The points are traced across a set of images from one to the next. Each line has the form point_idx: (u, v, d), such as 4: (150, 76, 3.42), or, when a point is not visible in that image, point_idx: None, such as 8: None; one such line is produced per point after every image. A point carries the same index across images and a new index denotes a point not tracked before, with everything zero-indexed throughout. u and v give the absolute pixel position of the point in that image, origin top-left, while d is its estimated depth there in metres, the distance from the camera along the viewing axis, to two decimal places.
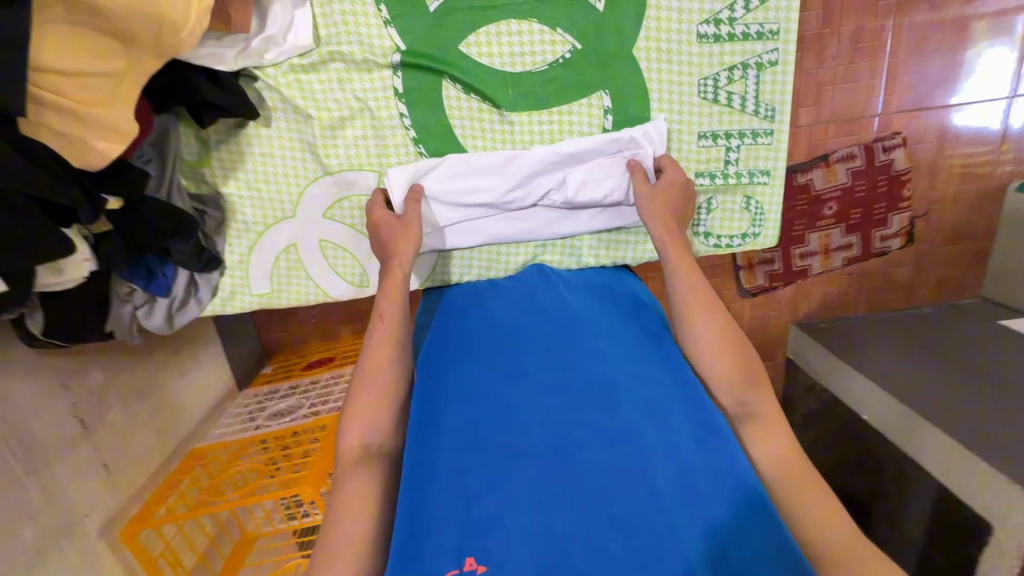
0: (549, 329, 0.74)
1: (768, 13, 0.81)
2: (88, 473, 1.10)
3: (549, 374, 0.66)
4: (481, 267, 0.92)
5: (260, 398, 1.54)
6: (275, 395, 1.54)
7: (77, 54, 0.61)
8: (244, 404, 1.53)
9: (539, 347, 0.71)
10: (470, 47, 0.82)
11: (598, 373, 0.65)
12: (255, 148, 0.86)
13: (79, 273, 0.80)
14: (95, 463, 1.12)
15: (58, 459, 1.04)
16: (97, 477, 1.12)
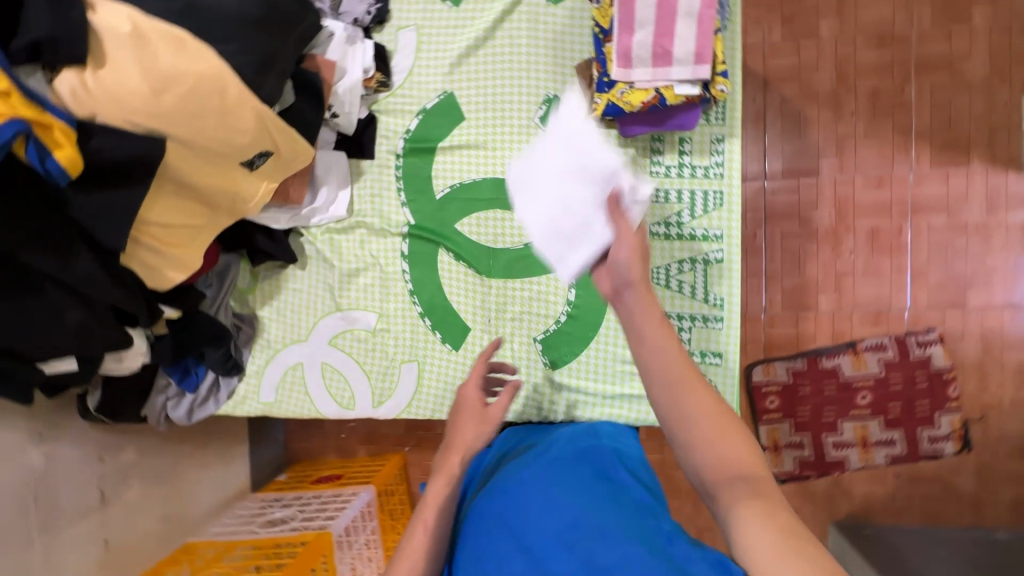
0: (497, 494, 0.75)
1: (712, 220, 0.95)
2: (87, 545, 1.20)
3: (507, 543, 0.67)
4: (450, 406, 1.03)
5: (264, 504, 1.56)
6: (278, 503, 1.55)
7: (175, 213, 0.87)
8: (250, 507, 1.56)
9: (489, 516, 0.72)
10: (464, 226, 1.02)
11: (547, 535, 0.66)
12: (290, 284, 1.09)
13: (134, 364, 1.01)
14: (96, 537, 1.22)
15: (67, 525, 1.17)
16: (94, 552, 1.21)
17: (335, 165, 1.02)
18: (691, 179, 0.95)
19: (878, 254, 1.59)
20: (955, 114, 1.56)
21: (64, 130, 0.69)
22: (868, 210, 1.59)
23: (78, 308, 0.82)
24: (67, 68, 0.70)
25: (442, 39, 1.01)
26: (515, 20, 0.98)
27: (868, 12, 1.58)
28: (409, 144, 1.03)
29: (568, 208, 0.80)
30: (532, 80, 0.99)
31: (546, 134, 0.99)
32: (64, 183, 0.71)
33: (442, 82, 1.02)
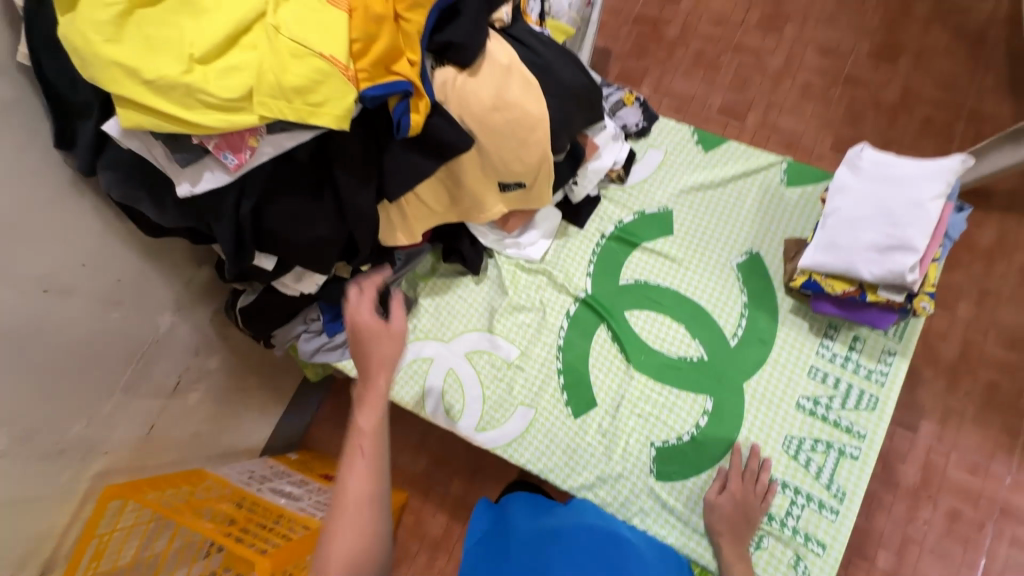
0: (592, 545, 0.93)
1: (859, 417, 1.00)
2: (141, 422, 1.15)
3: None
4: (547, 465, 1.07)
5: (272, 472, 1.43)
6: (285, 478, 1.42)
7: (430, 194, 1.01)
8: (256, 467, 1.43)
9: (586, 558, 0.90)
10: (631, 316, 1.13)
11: None
12: (458, 290, 1.20)
13: (307, 289, 1.11)
14: (150, 418, 1.17)
15: (139, 393, 1.14)
16: (140, 432, 1.15)
17: (549, 218, 1.17)
18: (852, 373, 1.02)
19: (954, 538, 1.56)
20: None
21: (427, 102, 0.87)
22: (953, 489, 1.57)
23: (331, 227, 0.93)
24: (451, 66, 0.91)
25: (682, 169, 1.19)
26: (748, 182, 1.16)
27: None
28: (617, 231, 1.18)
29: (853, 246, 0.90)
30: (743, 232, 1.13)
31: (736, 278, 1.11)
32: (400, 136, 0.87)
33: (667, 199, 1.18)
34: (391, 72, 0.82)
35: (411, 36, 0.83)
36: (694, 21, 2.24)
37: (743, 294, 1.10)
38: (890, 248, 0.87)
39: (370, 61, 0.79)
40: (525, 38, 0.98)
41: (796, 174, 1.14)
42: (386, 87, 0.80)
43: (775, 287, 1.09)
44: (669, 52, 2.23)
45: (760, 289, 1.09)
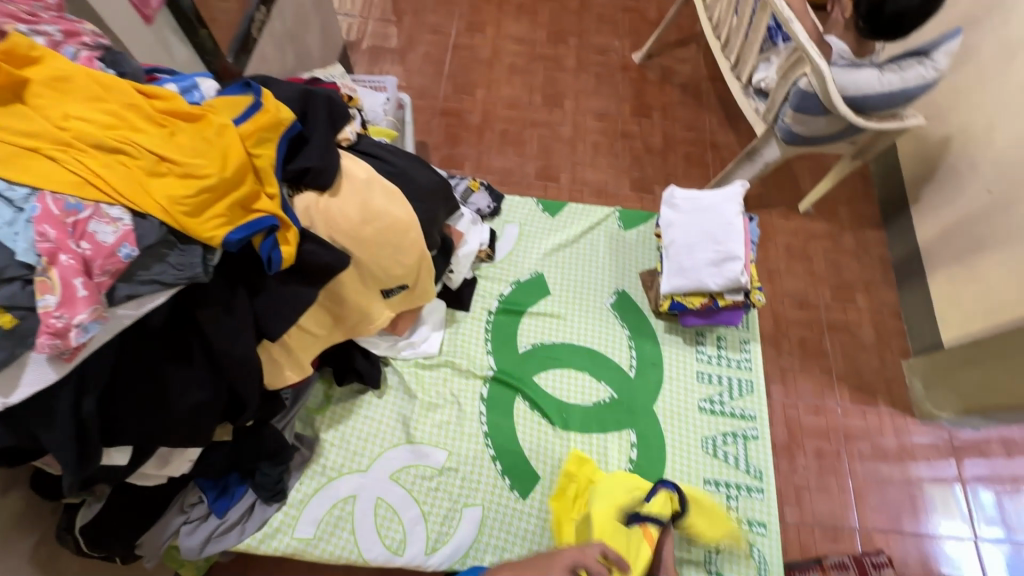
0: None
1: (746, 402, 1.17)
2: None
3: None
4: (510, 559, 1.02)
5: None
6: None
7: (313, 322, 0.94)
8: None
9: None
10: (541, 379, 1.17)
11: None
12: (362, 411, 1.11)
13: (175, 471, 0.94)
14: None
15: None
16: None
17: (436, 309, 1.17)
18: (727, 367, 1.20)
19: (825, 473, 1.90)
20: (863, 366, 2.07)
21: (293, 232, 0.83)
22: (811, 432, 1.98)
23: (206, 389, 0.81)
24: (309, 190, 0.89)
25: (539, 236, 1.32)
26: (595, 233, 1.33)
27: (790, 284, 2.21)
28: (502, 305, 1.23)
29: (695, 266, 1.08)
30: (606, 276, 1.28)
31: (615, 317, 1.24)
32: (272, 272, 0.81)
33: (534, 264, 1.28)
34: (249, 211, 0.77)
35: (263, 171, 0.79)
36: (492, 108, 2.55)
37: (625, 329, 1.23)
38: (721, 261, 1.06)
39: (225, 205, 0.73)
40: (373, 150, 1.00)
41: (629, 218, 1.35)
42: (248, 228, 0.76)
43: (647, 314, 1.25)
44: (479, 135, 2.49)
45: (636, 320, 1.24)
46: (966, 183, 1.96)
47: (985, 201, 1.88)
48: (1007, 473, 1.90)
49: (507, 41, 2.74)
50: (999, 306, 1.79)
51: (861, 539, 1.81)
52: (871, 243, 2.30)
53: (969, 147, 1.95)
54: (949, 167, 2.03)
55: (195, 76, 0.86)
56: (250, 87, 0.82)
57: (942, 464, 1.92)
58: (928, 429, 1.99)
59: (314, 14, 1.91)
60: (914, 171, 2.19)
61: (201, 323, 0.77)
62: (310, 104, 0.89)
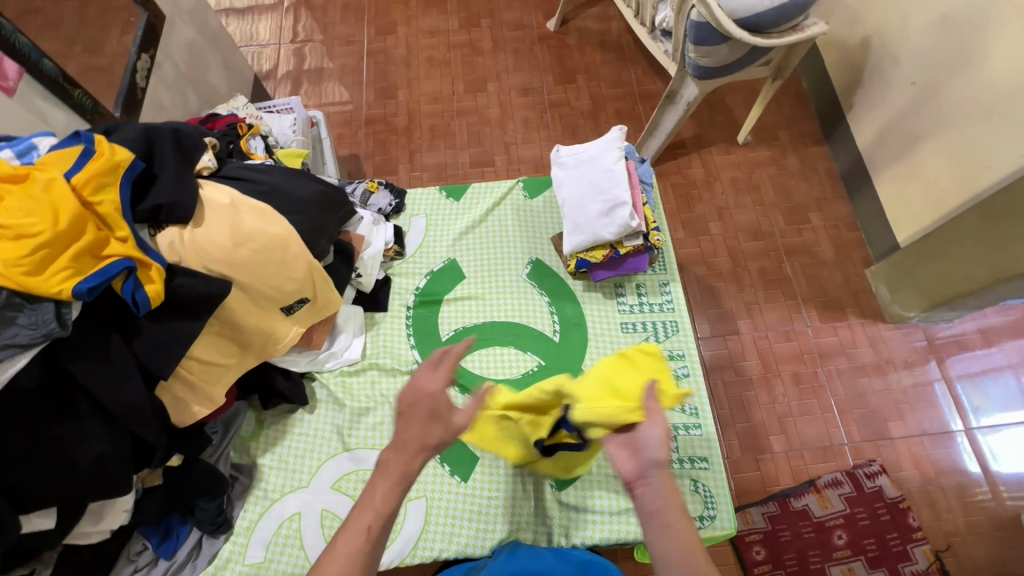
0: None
1: (673, 343, 1.17)
2: None
3: None
4: (460, 542, 1.03)
5: None
6: None
7: (213, 354, 0.95)
8: None
9: None
10: (468, 362, 1.18)
11: None
12: (296, 429, 1.12)
13: (115, 524, 0.94)
14: None
15: None
16: None
17: (351, 316, 1.18)
18: (649, 312, 1.20)
19: (806, 396, 1.89)
20: (826, 284, 2.05)
21: (158, 269, 0.84)
22: (785, 359, 1.96)
23: (106, 439, 0.83)
24: (172, 226, 0.89)
25: (447, 222, 1.31)
26: (502, 208, 1.32)
27: (741, 218, 2.19)
28: (419, 297, 1.23)
29: (588, 220, 1.08)
30: (519, 248, 1.28)
31: (533, 286, 1.24)
32: (143, 313, 0.82)
33: (446, 251, 1.28)
34: (101, 258, 0.77)
35: (109, 216, 0.79)
36: (416, 106, 2.53)
37: (544, 295, 1.23)
38: (610, 210, 1.06)
39: (69, 257, 0.73)
40: (239, 174, 1.01)
41: (533, 186, 1.34)
42: (101, 275, 0.75)
43: (564, 278, 1.24)
44: (409, 136, 2.48)
45: (555, 285, 1.24)
46: (891, 80, 1.92)
47: (910, 94, 1.85)
48: (986, 360, 1.89)
49: (421, 36, 2.71)
50: (943, 196, 1.76)
51: (852, 454, 1.81)
52: (816, 160, 2.27)
53: (886, 43, 1.91)
54: (872, 68, 2.00)
55: (31, 138, 0.86)
56: (81, 136, 0.82)
57: (920, 363, 1.91)
58: (902, 332, 1.98)
59: (209, 50, 1.90)
60: (842, 79, 2.16)
61: (78, 377, 0.78)
62: (155, 141, 0.89)
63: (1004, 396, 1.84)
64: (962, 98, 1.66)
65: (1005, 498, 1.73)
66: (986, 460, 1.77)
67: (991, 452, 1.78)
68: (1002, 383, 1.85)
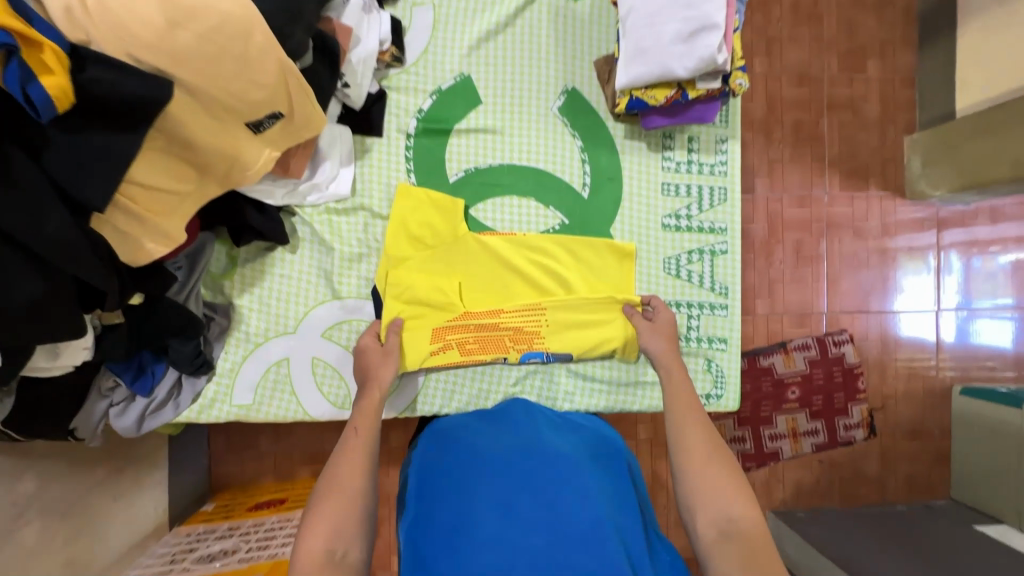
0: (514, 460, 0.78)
1: (717, 215, 1.01)
2: None
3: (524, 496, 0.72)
4: (467, 391, 0.99)
5: (191, 539, 1.14)
6: (210, 537, 1.13)
7: (161, 176, 0.73)
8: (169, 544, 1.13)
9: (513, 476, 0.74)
10: (478, 212, 1.00)
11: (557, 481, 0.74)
12: (276, 270, 0.96)
13: (77, 359, 0.82)
14: None
15: None
16: None
17: (339, 139, 0.94)
18: (697, 175, 1.01)
19: (801, 264, 1.85)
20: (859, 146, 1.85)
21: (55, 50, 0.56)
22: (794, 226, 1.85)
23: (36, 279, 0.66)
24: None
25: (460, 22, 0.99)
26: (534, 11, 1.00)
27: (792, 54, 1.84)
28: (421, 123, 0.98)
29: (658, 47, 0.82)
30: (552, 70, 1.00)
31: (564, 125, 1.00)
32: (47, 119, 0.58)
33: (459, 63, 0.99)
34: None
35: None
36: None
37: (576, 138, 1.00)
38: (694, 37, 0.80)
39: None
40: None
41: None
42: None
43: (603, 118, 1.00)
44: None
45: (591, 127, 1.00)
46: None
47: None
48: (982, 233, 1.85)
49: None
50: None
51: (827, 321, 1.85)
52: None
53: None
54: None
55: None
56: None
57: (921, 235, 1.86)
58: (915, 208, 1.87)
59: None
60: None
61: None
62: None
63: (968, 274, 1.85)
64: None
65: (945, 367, 1.87)
66: (943, 331, 1.86)
67: (951, 327, 1.87)
68: (970, 261, 1.85)
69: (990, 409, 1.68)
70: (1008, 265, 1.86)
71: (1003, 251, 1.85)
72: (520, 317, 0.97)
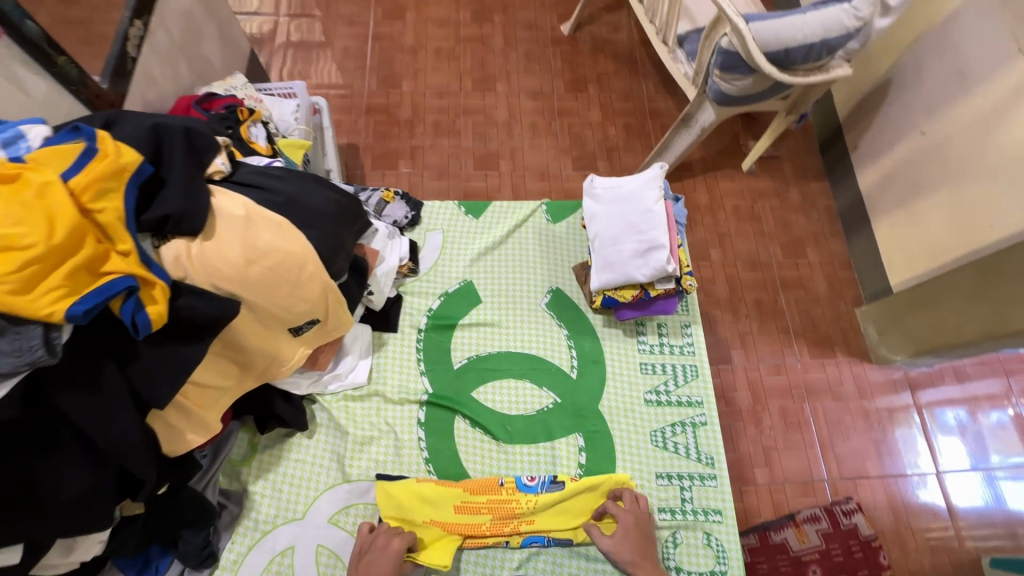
0: None
1: (692, 389, 1.14)
2: None
3: None
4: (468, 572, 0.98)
5: None
6: None
7: (214, 374, 0.87)
8: None
9: None
10: (480, 394, 1.12)
11: None
12: (293, 455, 1.04)
13: (86, 554, 0.85)
14: None
15: None
16: None
17: (360, 335, 1.10)
18: (669, 355, 1.16)
19: (791, 431, 1.88)
20: (818, 320, 2.03)
21: (162, 287, 0.74)
22: (775, 393, 1.93)
23: (88, 471, 0.74)
24: (176, 237, 0.80)
25: (465, 241, 1.25)
26: (522, 232, 1.26)
27: (742, 246, 2.14)
28: (431, 320, 1.16)
29: (620, 260, 1.04)
30: (539, 275, 1.22)
31: (551, 317, 1.19)
32: (143, 336, 0.73)
33: (463, 272, 1.21)
34: (99, 275, 0.68)
35: (110, 227, 0.70)
36: (421, 98, 2.38)
37: (563, 328, 1.18)
38: (646, 252, 1.02)
39: (63, 275, 0.64)
40: (253, 180, 0.91)
41: (556, 210, 1.29)
42: (99, 295, 0.66)
43: (584, 310, 1.20)
44: (411, 130, 2.33)
45: (575, 318, 1.19)
46: (899, 126, 1.90)
47: (917, 143, 1.83)
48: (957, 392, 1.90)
49: (429, 25, 2.54)
50: (940, 249, 1.75)
51: (830, 490, 1.80)
52: (816, 195, 2.25)
53: (899, 91, 1.89)
54: (883, 113, 1.97)
55: (18, 124, 0.74)
56: (81, 130, 0.71)
57: (899, 403, 1.91)
58: (884, 371, 1.98)
59: (205, 20, 1.64)
60: (853, 120, 2.12)
61: (63, 410, 0.68)
62: (164, 140, 0.79)
63: (964, 430, 1.86)
64: (970, 154, 1.64)
65: (966, 538, 1.74)
66: (954, 497, 1.78)
67: (960, 493, 1.79)
68: (962, 417, 1.87)
69: None
70: (999, 417, 1.87)
71: (987, 412, 1.87)
72: (521, 500, 1.00)
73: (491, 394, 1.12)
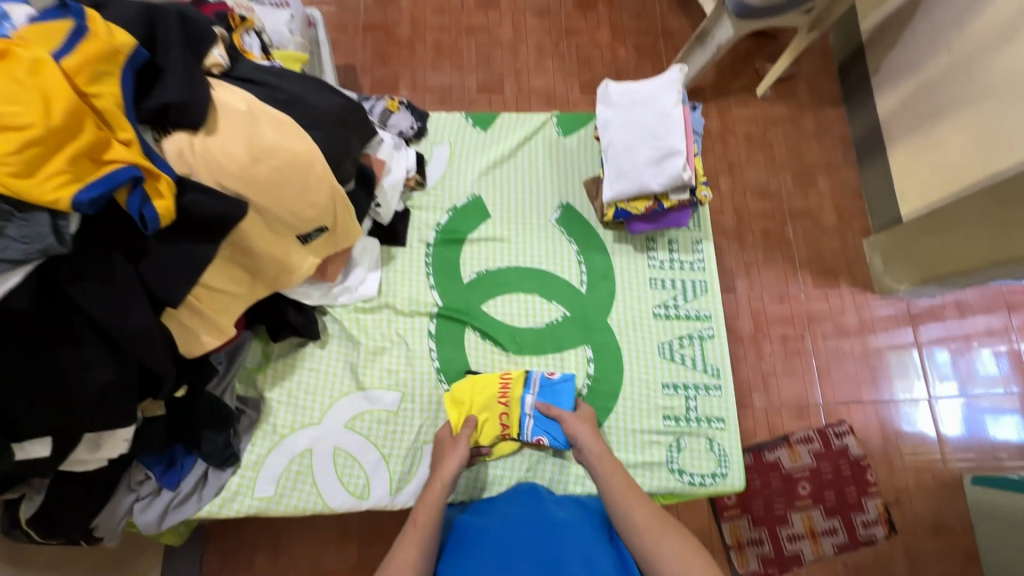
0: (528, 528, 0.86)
1: (701, 304, 1.14)
2: None
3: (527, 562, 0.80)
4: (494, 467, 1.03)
5: None
6: None
7: (225, 279, 0.86)
8: None
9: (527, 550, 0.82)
10: (490, 308, 1.12)
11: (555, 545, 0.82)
12: (306, 364, 1.06)
13: (113, 453, 0.87)
14: None
15: None
16: None
17: (369, 248, 1.09)
18: (680, 270, 1.16)
19: (791, 358, 1.87)
20: (825, 250, 1.97)
21: (167, 182, 0.72)
22: (777, 321, 1.90)
23: (109, 366, 0.74)
24: (179, 130, 0.77)
25: (472, 154, 1.21)
26: (531, 145, 1.22)
27: (752, 174, 2.04)
28: (440, 234, 1.15)
29: (634, 168, 1.01)
30: (548, 189, 1.19)
31: (561, 232, 1.17)
32: (151, 232, 0.71)
33: (471, 186, 1.18)
34: (102, 164, 0.65)
35: (108, 113, 0.67)
36: (421, 16, 2.23)
37: (573, 243, 1.17)
38: (662, 160, 0.99)
39: (66, 158, 0.61)
40: (252, 76, 0.87)
41: (567, 122, 1.24)
42: (104, 184, 0.64)
43: (594, 226, 1.18)
44: (411, 50, 2.19)
45: (585, 233, 1.17)
46: (929, 44, 1.74)
47: (944, 62, 1.69)
48: (956, 329, 1.88)
49: None
50: (953, 176, 1.68)
51: (826, 414, 1.81)
52: (831, 122, 2.10)
53: (931, 5, 1.72)
54: (912, 29, 1.80)
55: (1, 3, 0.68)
56: (68, 7, 0.66)
57: (900, 333, 1.89)
58: (886, 302, 1.93)
59: None
60: (877, 37, 1.95)
61: (78, 300, 0.68)
62: (158, 23, 0.74)
63: (956, 364, 1.85)
64: (1000, 69, 1.52)
65: (953, 458, 1.79)
66: (943, 425, 1.80)
67: (948, 420, 1.81)
68: (960, 353, 1.86)
69: (1011, 497, 1.61)
70: (995, 354, 1.86)
71: (984, 347, 1.86)
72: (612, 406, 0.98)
73: (501, 308, 1.12)
